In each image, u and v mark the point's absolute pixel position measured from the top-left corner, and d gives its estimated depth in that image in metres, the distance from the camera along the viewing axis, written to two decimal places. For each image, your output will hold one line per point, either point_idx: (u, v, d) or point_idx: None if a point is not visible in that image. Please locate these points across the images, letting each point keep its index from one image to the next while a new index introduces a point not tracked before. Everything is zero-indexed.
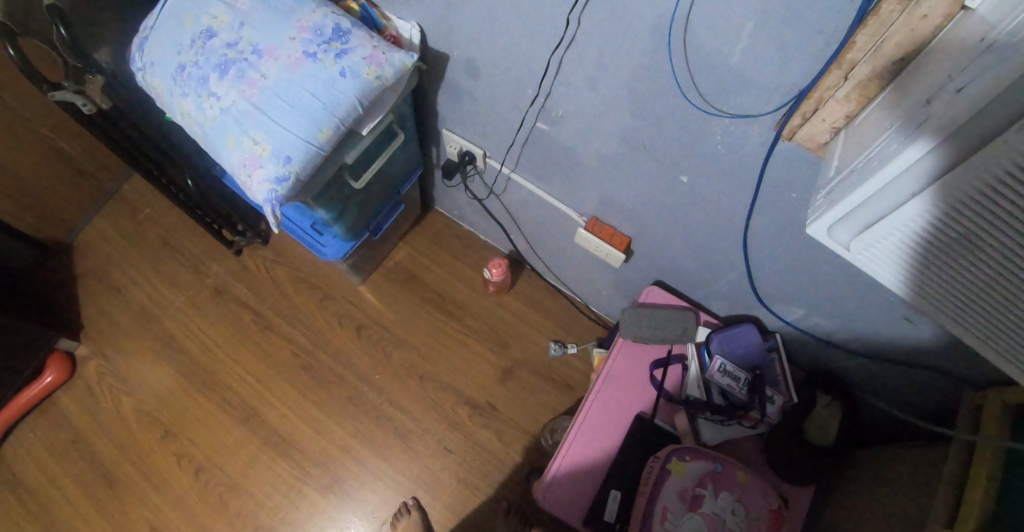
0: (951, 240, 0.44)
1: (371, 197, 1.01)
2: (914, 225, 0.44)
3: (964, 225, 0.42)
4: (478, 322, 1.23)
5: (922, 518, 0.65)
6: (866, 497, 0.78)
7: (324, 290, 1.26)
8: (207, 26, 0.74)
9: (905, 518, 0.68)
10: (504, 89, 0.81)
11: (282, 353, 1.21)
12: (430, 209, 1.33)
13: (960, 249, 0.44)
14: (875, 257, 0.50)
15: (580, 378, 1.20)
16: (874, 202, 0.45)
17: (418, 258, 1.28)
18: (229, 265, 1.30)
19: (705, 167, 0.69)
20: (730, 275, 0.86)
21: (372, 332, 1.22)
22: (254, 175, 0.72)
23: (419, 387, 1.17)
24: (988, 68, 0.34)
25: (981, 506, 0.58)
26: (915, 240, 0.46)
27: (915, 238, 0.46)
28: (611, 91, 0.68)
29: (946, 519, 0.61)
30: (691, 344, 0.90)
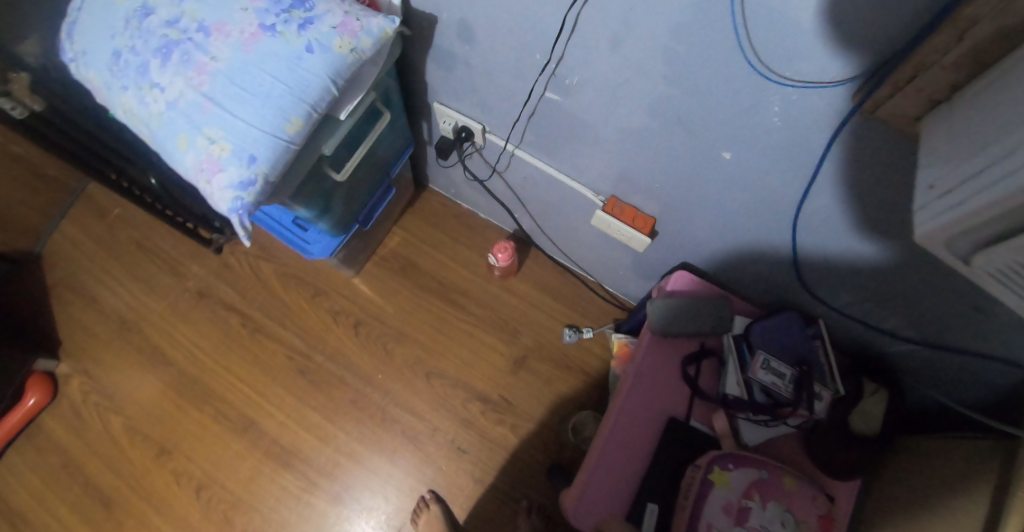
0: None
1: (358, 186, 0.88)
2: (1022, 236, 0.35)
3: None
4: (484, 310, 1.14)
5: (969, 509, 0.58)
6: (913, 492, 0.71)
7: (314, 286, 1.16)
8: (141, 1, 0.61)
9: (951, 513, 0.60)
10: (502, 53, 0.68)
11: (276, 358, 1.12)
12: (424, 189, 1.21)
13: None
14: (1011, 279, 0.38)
15: (598, 364, 1.12)
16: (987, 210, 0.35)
17: (414, 244, 1.17)
18: (210, 265, 1.20)
19: (754, 141, 0.58)
20: (770, 257, 0.76)
21: (370, 328, 1.12)
22: (214, 180, 0.60)
23: (426, 385, 1.09)
24: None
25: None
26: None
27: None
28: (637, 53, 0.56)
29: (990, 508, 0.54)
30: (728, 338, 0.81)
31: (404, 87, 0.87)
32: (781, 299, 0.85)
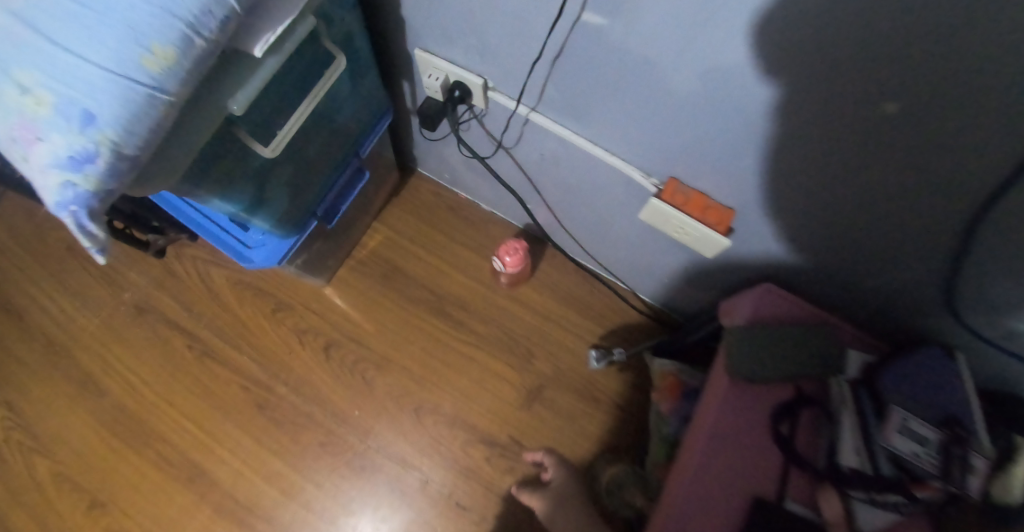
0: None
1: (314, 170, 0.62)
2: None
3: None
4: (488, 327, 0.90)
5: None
6: None
7: (275, 296, 0.92)
8: None
9: None
10: None
11: (228, 389, 0.89)
12: (412, 173, 0.97)
13: None
14: None
15: (636, 395, 0.87)
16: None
17: (400, 243, 0.93)
18: (151, 272, 0.98)
19: (958, 64, 0.32)
20: (910, 261, 0.51)
21: (345, 351, 0.88)
22: (32, 156, 0.35)
23: (416, 424, 0.85)
24: None
25: None
26: None
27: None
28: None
29: None
30: (840, 384, 0.57)
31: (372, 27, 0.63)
32: (908, 320, 0.60)
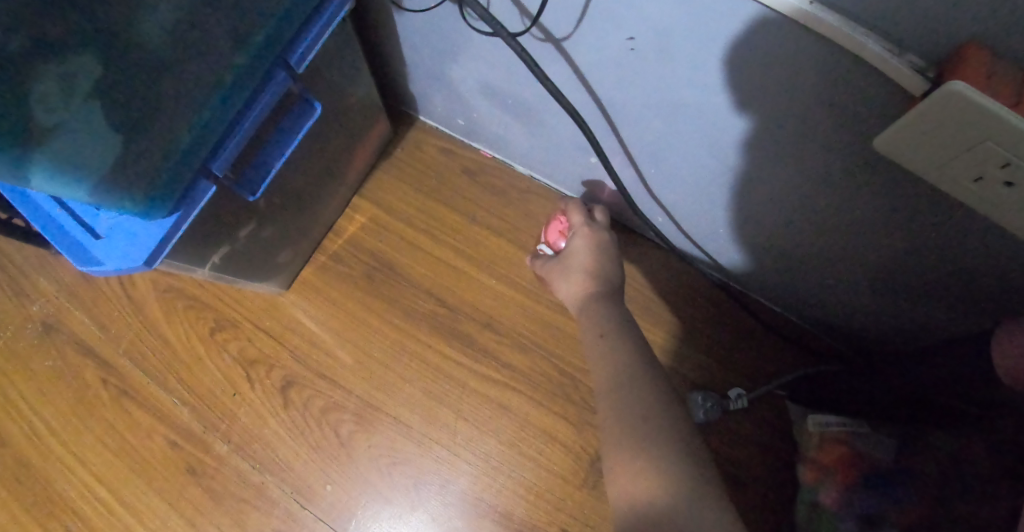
0: None
1: (160, 88, 0.30)
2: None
3: None
4: (533, 357, 0.57)
5: None
6: None
7: (212, 310, 0.62)
8: None
9: None
10: None
11: (148, 445, 0.59)
12: (410, 123, 0.64)
13: None
14: None
15: (773, 464, 0.54)
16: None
17: (395, 227, 0.61)
18: (47, 272, 0.68)
19: None
20: None
21: (311, 395, 0.58)
22: None
23: (426, 509, 0.54)
24: None
25: None
26: None
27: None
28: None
29: None
30: None
31: None
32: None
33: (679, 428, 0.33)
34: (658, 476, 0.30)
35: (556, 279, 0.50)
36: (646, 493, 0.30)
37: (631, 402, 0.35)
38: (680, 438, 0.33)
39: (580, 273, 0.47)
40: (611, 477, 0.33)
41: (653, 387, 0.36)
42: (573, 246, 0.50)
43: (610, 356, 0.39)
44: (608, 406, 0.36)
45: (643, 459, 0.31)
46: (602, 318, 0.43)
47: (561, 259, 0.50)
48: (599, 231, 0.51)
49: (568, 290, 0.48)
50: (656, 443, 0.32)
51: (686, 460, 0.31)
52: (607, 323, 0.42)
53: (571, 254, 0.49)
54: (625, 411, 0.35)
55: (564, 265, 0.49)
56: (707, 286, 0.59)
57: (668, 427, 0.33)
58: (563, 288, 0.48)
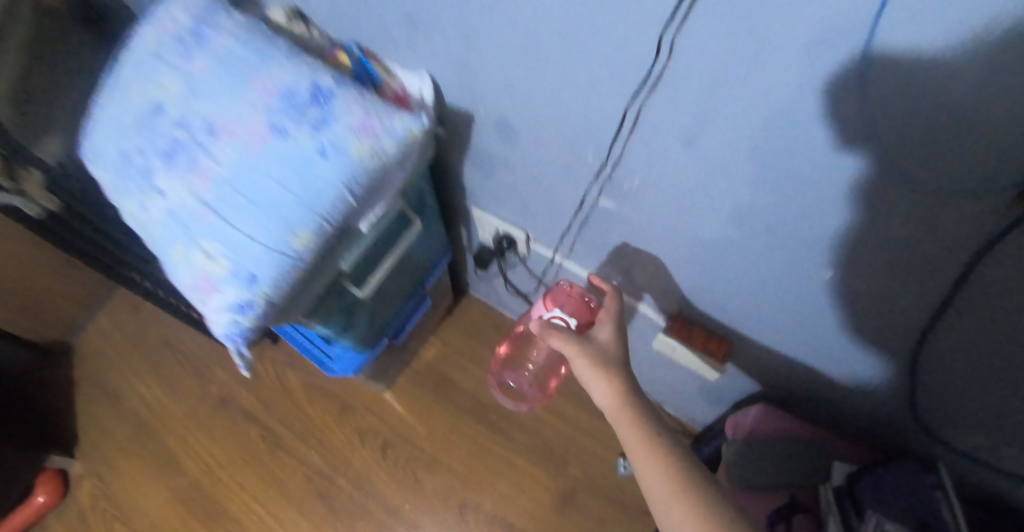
0: None
1: (387, 298, 0.76)
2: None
3: None
4: (528, 436, 1.04)
5: None
6: None
7: (341, 400, 1.08)
8: (155, 99, 0.60)
9: None
10: (542, 156, 0.61)
11: (297, 479, 1.03)
12: (463, 295, 1.16)
13: None
14: None
15: None
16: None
17: (451, 356, 1.11)
18: (234, 370, 1.14)
19: (877, 251, 0.45)
20: (875, 394, 0.67)
21: (399, 451, 1.04)
22: (211, 301, 0.54)
23: (458, 520, 0.98)
24: None
25: None
26: None
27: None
28: (731, 119, 0.42)
29: None
30: (829, 491, 0.68)
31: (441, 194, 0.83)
32: (895, 440, 0.73)
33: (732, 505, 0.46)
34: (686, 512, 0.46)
35: (589, 373, 0.57)
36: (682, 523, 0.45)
37: (649, 457, 0.51)
38: (693, 477, 0.48)
39: (607, 382, 0.56)
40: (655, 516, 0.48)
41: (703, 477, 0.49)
42: (600, 335, 0.60)
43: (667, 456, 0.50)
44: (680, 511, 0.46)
45: None
46: (614, 396, 0.56)
47: (589, 377, 0.58)
48: (619, 321, 0.62)
49: (597, 396, 0.58)
50: (676, 485, 0.48)
51: (712, 504, 0.46)
52: (657, 425, 0.53)
53: (595, 374, 0.57)
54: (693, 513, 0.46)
55: (591, 380, 0.58)
56: None
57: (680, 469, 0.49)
58: (600, 384, 0.56)
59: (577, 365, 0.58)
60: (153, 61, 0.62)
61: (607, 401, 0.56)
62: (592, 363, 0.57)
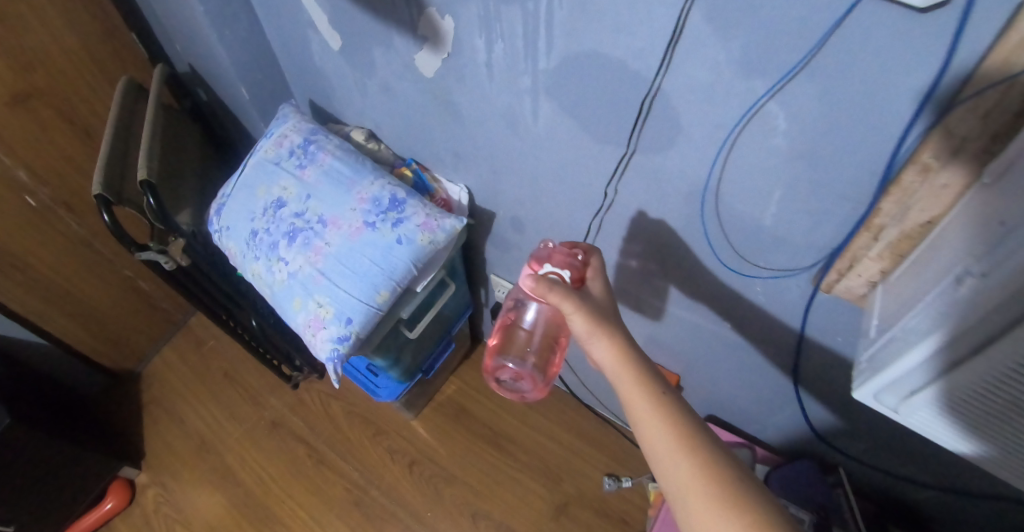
0: (1005, 403, 0.46)
1: (424, 341, 1.04)
2: (968, 389, 0.47)
3: (1009, 392, 0.45)
4: (529, 456, 1.28)
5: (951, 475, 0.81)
6: None
7: (376, 425, 1.34)
8: (277, 197, 0.88)
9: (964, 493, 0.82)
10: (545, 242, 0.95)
11: (335, 490, 1.26)
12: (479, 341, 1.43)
13: (1012, 414, 0.47)
14: (937, 409, 0.52)
15: (638, 514, 1.20)
16: (963, 337, 0.44)
17: (467, 390, 1.37)
18: (286, 399, 1.39)
19: (745, 305, 0.78)
20: (783, 410, 0.96)
21: (423, 468, 1.27)
22: (318, 335, 0.80)
23: (472, 524, 1.20)
24: (1002, 251, 0.40)
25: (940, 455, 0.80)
26: (969, 392, 0.48)
27: (985, 399, 0.47)
28: (657, 219, 0.75)
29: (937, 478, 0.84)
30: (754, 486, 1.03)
31: (467, 264, 1.14)
32: (798, 444, 1.03)
33: (730, 459, 0.55)
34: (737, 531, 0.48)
35: (590, 342, 0.65)
36: None
37: (701, 490, 0.52)
38: (751, 511, 0.49)
39: (609, 344, 0.64)
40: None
41: (704, 434, 0.57)
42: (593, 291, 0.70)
43: (674, 415, 0.58)
44: (687, 461, 0.54)
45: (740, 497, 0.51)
46: (666, 440, 0.56)
47: (637, 418, 0.60)
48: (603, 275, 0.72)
49: (644, 438, 0.59)
50: (726, 510, 0.50)
51: (714, 457, 0.55)
52: (662, 386, 0.61)
53: (644, 414, 0.59)
54: (702, 464, 0.54)
55: (639, 420, 0.59)
56: (608, 427, 1.31)
57: (733, 498, 0.51)
58: (598, 348, 0.65)
59: (573, 319, 0.65)
60: (273, 167, 0.90)
61: (655, 441, 0.58)
62: (591, 326, 0.64)
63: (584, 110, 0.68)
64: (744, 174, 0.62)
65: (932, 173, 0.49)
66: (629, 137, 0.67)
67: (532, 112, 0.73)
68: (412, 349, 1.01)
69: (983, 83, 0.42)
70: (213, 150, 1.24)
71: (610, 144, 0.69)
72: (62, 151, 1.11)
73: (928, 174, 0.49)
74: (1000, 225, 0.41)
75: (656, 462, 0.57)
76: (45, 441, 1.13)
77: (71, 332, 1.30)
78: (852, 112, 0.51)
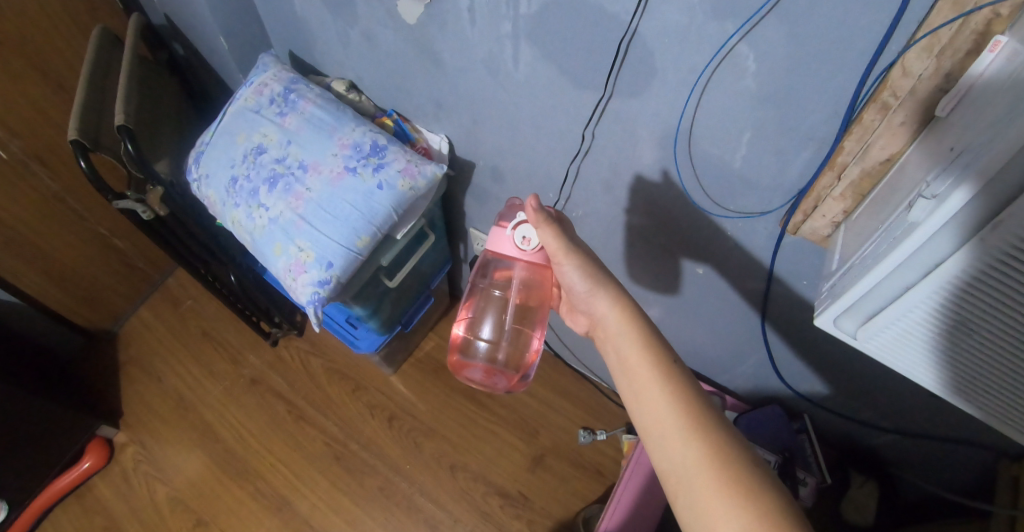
0: (952, 323, 0.50)
1: (404, 293, 1.06)
2: (920, 310, 0.50)
3: (959, 312, 0.48)
4: (507, 410, 1.31)
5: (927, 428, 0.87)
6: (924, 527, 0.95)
7: (357, 381, 1.35)
8: (258, 143, 0.87)
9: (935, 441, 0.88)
10: (523, 190, 0.97)
11: (316, 444, 1.28)
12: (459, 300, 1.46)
13: (960, 333, 0.50)
14: (892, 337, 0.55)
15: (610, 464, 1.25)
16: (914, 262, 0.47)
17: (446, 347, 1.40)
18: (265, 356, 1.40)
19: (714, 248, 0.82)
20: (751, 358, 1.00)
21: (403, 423, 1.30)
22: (300, 278, 0.81)
23: (450, 476, 1.24)
24: (958, 174, 0.42)
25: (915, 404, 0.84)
26: (923, 318, 0.51)
27: (935, 320, 0.50)
28: (631, 166, 0.77)
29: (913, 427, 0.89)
30: None
31: (447, 218, 1.17)
32: (764, 391, 1.08)
33: (738, 436, 0.54)
34: (745, 521, 0.47)
35: (596, 297, 0.67)
36: (736, 530, 0.47)
37: (709, 477, 0.51)
38: (759, 500, 0.48)
39: (614, 297, 0.66)
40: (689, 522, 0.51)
41: (713, 412, 0.56)
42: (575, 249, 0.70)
43: (683, 390, 0.58)
44: (698, 439, 0.54)
45: (752, 474, 0.50)
46: (674, 425, 0.56)
47: (643, 401, 0.59)
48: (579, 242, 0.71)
49: (648, 420, 0.58)
50: (733, 498, 0.49)
51: (723, 434, 0.54)
52: (672, 356, 0.62)
53: (652, 396, 0.58)
54: (716, 439, 0.53)
55: (645, 401, 0.59)
56: (585, 382, 1.35)
57: (743, 486, 0.49)
58: (602, 303, 0.67)
59: (570, 271, 0.67)
60: (252, 114, 0.90)
61: (661, 422, 0.57)
62: (592, 282, 0.67)
63: (564, 55, 0.69)
64: (714, 117, 0.64)
65: (891, 111, 0.52)
66: (606, 81, 0.68)
67: (514, 59, 0.74)
68: (393, 300, 1.04)
69: (937, 24, 0.45)
70: (190, 102, 1.22)
71: (587, 89, 0.71)
72: (30, 100, 1.07)
73: (888, 112, 0.52)
74: (952, 152, 0.45)
75: (661, 445, 0.56)
76: (22, 397, 1.12)
77: (44, 290, 1.27)
78: (819, 62, 0.53)
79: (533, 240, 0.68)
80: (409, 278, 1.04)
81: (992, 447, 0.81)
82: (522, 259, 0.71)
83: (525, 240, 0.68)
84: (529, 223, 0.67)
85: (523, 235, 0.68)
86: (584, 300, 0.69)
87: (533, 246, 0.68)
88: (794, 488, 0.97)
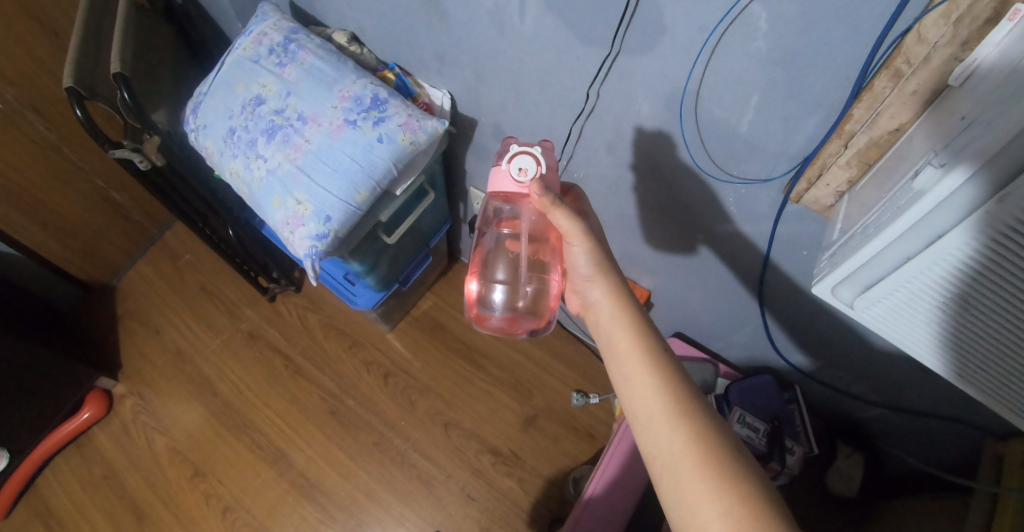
0: (951, 297, 0.49)
1: (401, 250, 1.07)
2: (918, 282, 0.50)
3: (957, 286, 0.48)
4: (501, 371, 1.33)
5: (919, 408, 0.88)
6: (905, 504, 0.96)
7: (353, 338, 1.36)
8: (257, 93, 0.85)
9: (924, 420, 0.89)
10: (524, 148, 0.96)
11: (311, 400, 1.30)
12: (457, 261, 1.46)
13: (957, 307, 0.50)
14: (887, 308, 0.55)
15: (601, 426, 1.27)
16: (916, 232, 0.46)
17: (442, 307, 1.41)
18: (264, 311, 1.41)
19: (714, 214, 0.81)
20: (746, 328, 1.01)
21: (398, 380, 1.32)
22: (297, 232, 0.81)
23: (444, 434, 1.26)
24: (970, 141, 0.41)
25: (907, 382, 0.85)
26: (923, 290, 0.50)
27: (932, 292, 0.50)
28: (634, 127, 0.76)
29: (904, 406, 0.90)
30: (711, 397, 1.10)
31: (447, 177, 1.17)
32: (758, 360, 1.08)
33: (721, 422, 0.55)
34: (724, 505, 0.49)
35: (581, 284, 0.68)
36: (719, 511, 0.49)
37: (693, 461, 0.52)
38: (738, 486, 0.50)
39: (604, 273, 0.65)
40: (671, 504, 0.52)
41: (700, 399, 0.57)
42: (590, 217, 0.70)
43: (671, 376, 0.59)
44: (686, 424, 0.55)
45: (733, 459, 0.52)
46: (660, 409, 0.56)
47: (631, 383, 0.60)
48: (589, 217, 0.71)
49: (634, 401, 0.59)
50: (716, 482, 0.50)
51: (706, 422, 0.55)
52: (661, 343, 0.62)
53: (640, 379, 0.59)
54: (700, 425, 0.54)
55: (633, 384, 0.59)
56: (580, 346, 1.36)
57: (723, 472, 0.51)
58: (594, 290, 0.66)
59: (577, 252, 0.65)
60: (251, 64, 0.87)
61: (649, 406, 0.57)
62: (596, 267, 0.65)
63: (572, 10, 0.67)
64: (723, 79, 0.62)
65: (904, 79, 0.50)
66: (614, 38, 0.66)
67: (520, 11, 0.71)
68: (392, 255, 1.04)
69: None
70: (188, 51, 1.19)
71: (594, 46, 0.69)
72: (24, 47, 1.04)
73: (901, 79, 0.51)
74: (963, 123, 0.44)
75: (646, 427, 0.57)
76: (21, 349, 1.12)
77: (41, 242, 1.27)
78: (834, 26, 0.51)
79: (535, 170, 0.65)
80: (407, 238, 1.05)
81: (979, 426, 0.82)
82: (525, 195, 0.67)
83: (522, 172, 0.64)
84: (529, 152, 0.64)
85: (522, 168, 0.65)
86: (577, 278, 0.69)
87: (532, 177, 0.65)
88: (779, 455, 0.98)
